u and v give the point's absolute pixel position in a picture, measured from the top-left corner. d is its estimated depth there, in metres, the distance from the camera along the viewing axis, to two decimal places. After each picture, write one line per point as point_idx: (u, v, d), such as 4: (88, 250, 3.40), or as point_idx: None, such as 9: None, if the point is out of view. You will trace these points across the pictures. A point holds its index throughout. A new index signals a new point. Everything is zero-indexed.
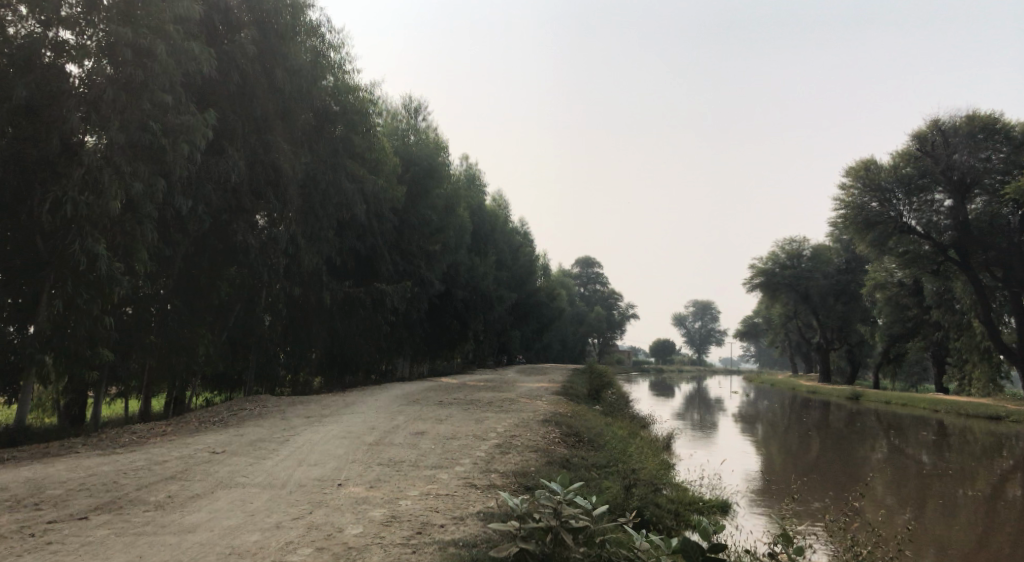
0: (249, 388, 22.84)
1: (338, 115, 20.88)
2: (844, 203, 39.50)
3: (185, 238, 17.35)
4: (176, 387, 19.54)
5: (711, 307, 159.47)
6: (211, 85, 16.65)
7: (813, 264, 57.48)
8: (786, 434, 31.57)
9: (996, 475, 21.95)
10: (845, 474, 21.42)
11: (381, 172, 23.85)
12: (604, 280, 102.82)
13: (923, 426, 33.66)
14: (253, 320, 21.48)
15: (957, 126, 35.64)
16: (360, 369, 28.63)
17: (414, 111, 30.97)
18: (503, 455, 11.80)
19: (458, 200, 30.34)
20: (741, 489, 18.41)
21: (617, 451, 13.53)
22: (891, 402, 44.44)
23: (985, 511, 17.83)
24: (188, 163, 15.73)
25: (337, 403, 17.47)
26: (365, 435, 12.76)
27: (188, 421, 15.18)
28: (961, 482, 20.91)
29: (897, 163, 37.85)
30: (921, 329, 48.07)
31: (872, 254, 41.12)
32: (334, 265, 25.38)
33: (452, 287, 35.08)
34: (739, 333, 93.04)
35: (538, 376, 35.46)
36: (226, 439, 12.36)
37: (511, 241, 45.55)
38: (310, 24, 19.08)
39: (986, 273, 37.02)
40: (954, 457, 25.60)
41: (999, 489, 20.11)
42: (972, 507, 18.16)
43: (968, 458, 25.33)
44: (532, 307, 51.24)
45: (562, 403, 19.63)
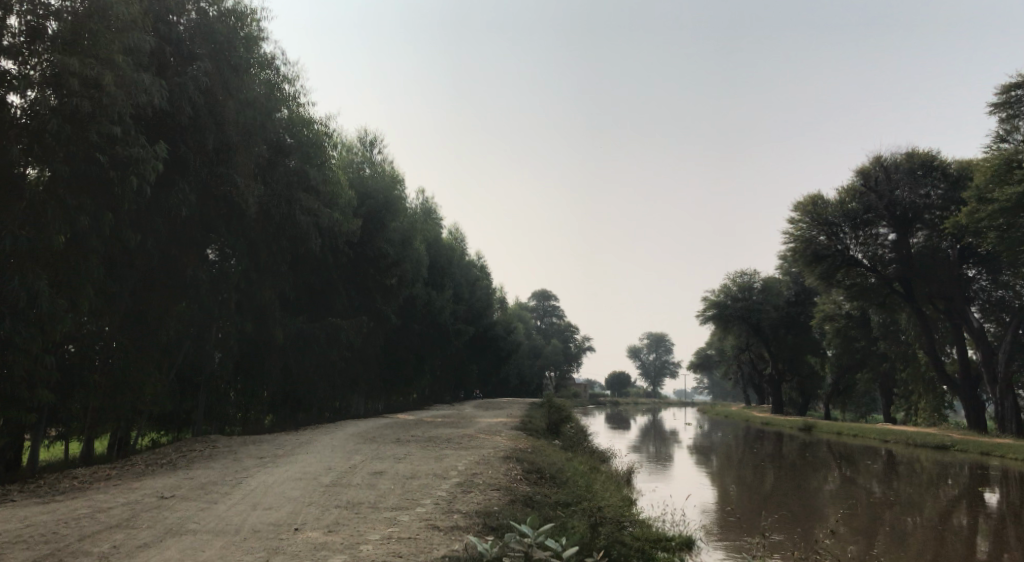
0: (199, 428, 22.08)
1: (292, 147, 20.57)
2: (793, 237, 40.31)
3: (133, 272, 17.06)
4: (121, 428, 18.75)
5: (665, 340, 161.10)
6: (161, 116, 16.20)
7: (764, 296, 57.95)
8: (742, 465, 31.72)
9: (947, 504, 22.30)
10: (801, 506, 21.53)
11: (337, 205, 23.59)
12: (560, 313, 103.14)
13: (874, 456, 34.15)
14: (203, 357, 20.86)
15: (898, 163, 36.79)
16: (314, 406, 28.02)
17: (369, 144, 30.79)
18: (466, 494, 11.53)
19: (414, 234, 30.13)
20: (700, 523, 18.35)
21: (579, 487, 13.36)
22: (843, 432, 45.06)
23: (937, 540, 18.05)
24: (136, 197, 15.52)
25: (291, 443, 16.99)
26: (322, 476, 12.37)
27: (134, 464, 14.58)
28: (913, 511, 21.19)
29: (843, 197, 38.79)
30: (869, 360, 49.05)
31: (821, 286, 41.93)
32: (287, 300, 24.91)
33: (407, 321, 34.73)
34: (693, 365, 93.97)
35: (494, 411, 35.21)
36: (175, 483, 11.85)
37: (467, 275, 45.39)
38: (263, 57, 18.93)
39: (930, 304, 38.02)
40: (904, 486, 25.97)
41: (949, 517, 20.43)
42: (925, 536, 18.38)
43: (918, 487, 25.72)
44: (488, 342, 51.01)
45: (521, 438, 19.43)
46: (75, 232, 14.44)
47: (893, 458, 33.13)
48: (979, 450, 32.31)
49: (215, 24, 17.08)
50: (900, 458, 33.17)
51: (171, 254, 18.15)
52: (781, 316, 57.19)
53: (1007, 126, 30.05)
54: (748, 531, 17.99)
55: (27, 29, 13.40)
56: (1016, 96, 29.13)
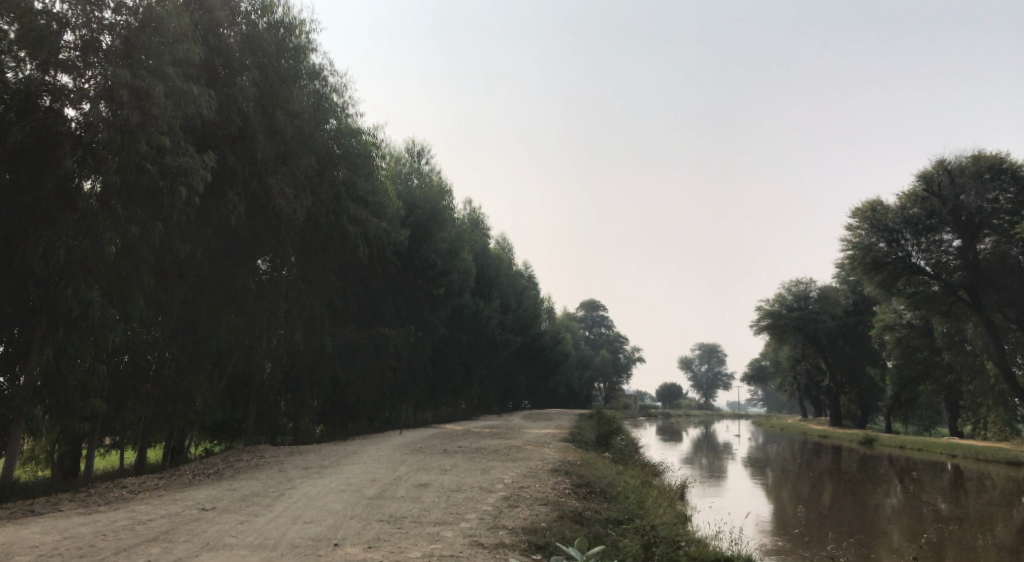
0: (249, 438, 22.18)
1: (340, 158, 20.51)
2: (851, 245, 39.11)
3: (184, 283, 17.01)
4: (174, 437, 18.96)
5: (717, 351, 158.59)
6: (210, 127, 16.28)
7: (821, 306, 56.32)
8: (798, 480, 30.79)
9: (1016, 523, 21.10)
10: (860, 522, 20.60)
11: (386, 215, 23.54)
12: (611, 323, 102.24)
13: (938, 471, 32.79)
14: (253, 368, 20.93)
15: (963, 166, 35.35)
16: (363, 417, 27.99)
17: (417, 154, 30.80)
18: (512, 509, 11.17)
19: (462, 243, 29.96)
20: (756, 542, 17.61)
21: (631, 503, 12.88)
22: (906, 446, 43.39)
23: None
24: (186, 208, 15.60)
25: (338, 453, 16.85)
26: (364, 488, 12.15)
27: (180, 474, 14.60)
28: (981, 530, 20.09)
29: (904, 203, 37.54)
30: (932, 372, 47.41)
31: (881, 295, 40.62)
32: (336, 310, 24.89)
33: (455, 332, 34.55)
34: (747, 377, 92.12)
35: (544, 423, 34.69)
36: (218, 494, 11.76)
37: (516, 285, 45.16)
38: (311, 68, 18.96)
39: (998, 313, 36.44)
40: (971, 503, 24.75)
41: (1020, 537, 19.27)
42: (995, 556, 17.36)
43: (986, 504, 24.48)
44: (537, 351, 50.64)
45: (571, 451, 18.94)
46: (127, 242, 14.42)
47: (960, 474, 31.73)
48: None
49: (264, 36, 17.17)
50: (968, 473, 31.74)
51: (223, 264, 18.28)
52: (839, 327, 55.64)
53: None
54: (806, 550, 17.23)
55: (81, 43, 13.51)
56: None
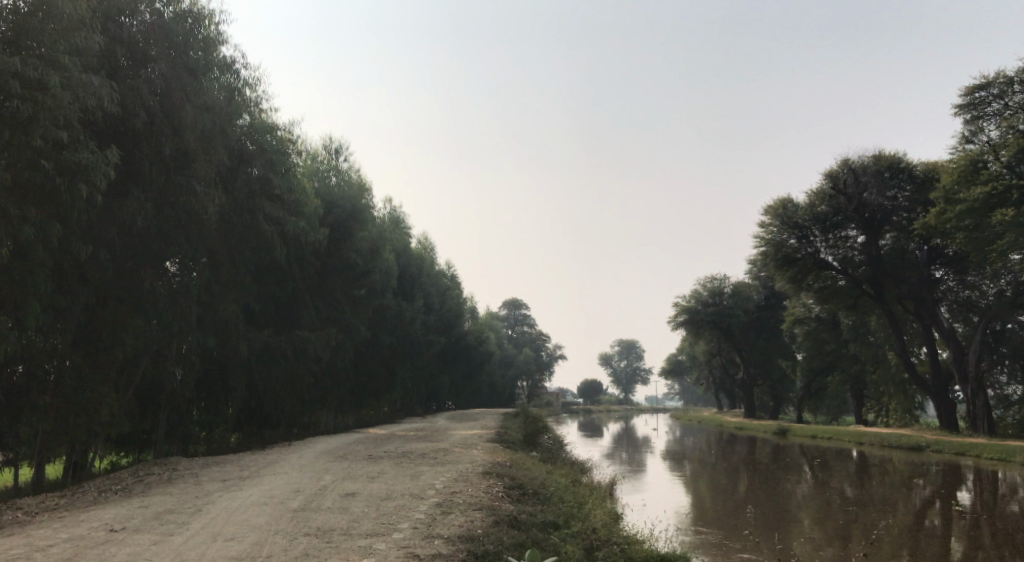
0: (160, 449, 21.09)
1: (255, 154, 19.77)
2: (764, 241, 39.99)
3: (85, 288, 15.91)
4: (76, 451, 17.81)
5: (635, 346, 161.53)
6: (114, 122, 15.46)
7: (735, 301, 57.74)
8: (716, 471, 31.39)
9: (919, 504, 21.97)
10: (776, 510, 21.07)
11: (303, 214, 22.76)
12: (532, 321, 102.66)
13: (845, 458, 34.04)
14: (164, 376, 19.89)
15: (865, 165, 36.57)
16: (282, 424, 27.07)
17: (335, 151, 29.99)
18: (446, 516, 10.82)
19: (383, 242, 29.39)
20: (676, 531, 17.88)
21: (565, 504, 12.70)
22: (816, 435, 44.94)
23: (914, 540, 17.64)
24: (86, 207, 14.62)
25: (257, 463, 16.13)
26: (289, 500, 11.57)
27: (85, 491, 13.66)
28: (887, 512, 20.85)
29: (812, 201, 38.63)
30: (839, 362, 49.39)
31: (792, 289, 41.87)
32: (251, 313, 23.89)
33: (376, 333, 33.81)
34: (664, 371, 94.03)
35: (468, 423, 34.39)
36: (128, 513, 10.97)
37: (437, 285, 44.58)
38: (224, 61, 18.13)
39: (900, 305, 38.08)
40: (877, 487, 25.74)
41: (922, 518, 20.05)
42: (899, 536, 18.07)
43: (890, 487, 25.51)
44: (459, 351, 50.23)
45: (498, 451, 18.73)
46: (20, 245, 13.42)
47: (867, 460, 33.00)
48: (952, 450, 32.16)
49: (172, 26, 16.24)
50: (874, 459, 33.03)
51: (128, 268, 17.12)
52: (753, 321, 57.18)
53: (971, 127, 29.73)
54: (727, 541, 17.33)
55: None
56: (979, 98, 28.98)
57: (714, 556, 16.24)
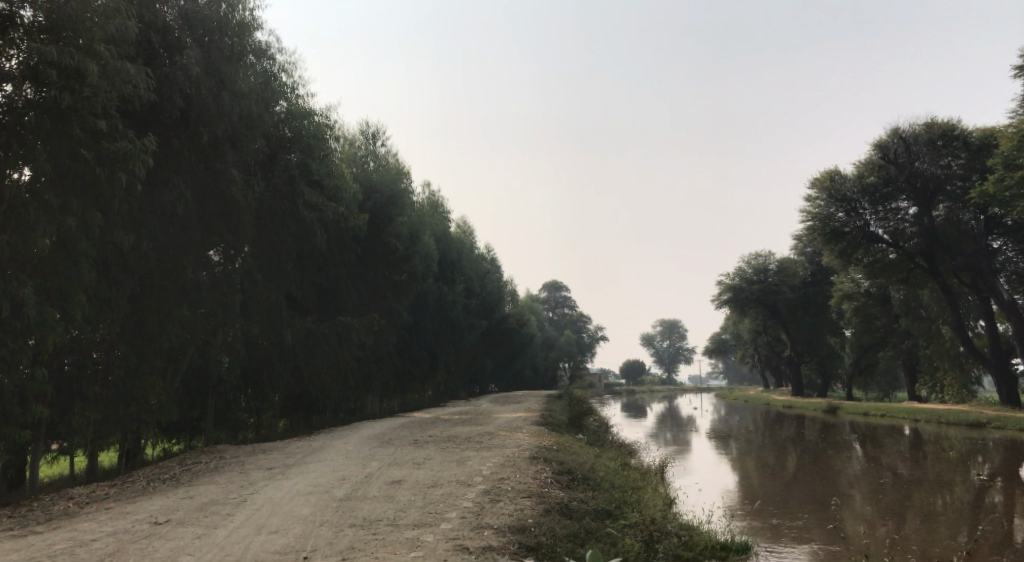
0: (208, 436, 21.22)
1: (292, 141, 19.73)
2: (811, 215, 38.99)
3: (131, 278, 15.93)
4: (128, 439, 17.99)
5: (678, 326, 160.03)
6: (149, 110, 15.48)
7: (780, 278, 56.52)
8: (763, 449, 30.74)
9: (978, 482, 21.16)
10: (826, 488, 20.50)
11: (342, 199, 22.65)
12: (574, 303, 102.21)
13: (898, 435, 33.10)
14: (209, 364, 19.90)
15: (917, 133, 35.31)
16: (327, 409, 27.13)
17: (373, 136, 29.79)
18: (494, 505, 10.55)
19: (422, 227, 29.18)
20: (723, 513, 17.30)
21: (616, 490, 12.33)
22: (869, 412, 43.67)
23: (974, 519, 16.90)
24: (127, 196, 14.57)
25: (303, 450, 16.04)
26: (334, 489, 11.40)
27: (134, 480, 13.70)
28: (944, 490, 20.06)
29: (862, 171, 37.37)
30: (890, 338, 48.07)
31: (840, 264, 40.79)
32: (295, 300, 23.88)
33: (418, 317, 33.73)
34: (709, 350, 92.84)
35: (513, 406, 34.08)
36: (172, 505, 10.90)
37: (477, 268, 44.39)
38: (259, 45, 17.89)
39: (954, 278, 36.83)
40: (931, 464, 24.87)
41: (980, 496, 19.26)
42: (955, 514, 17.33)
43: (946, 465, 24.63)
44: (501, 334, 50.01)
45: (544, 434, 18.38)
46: (62, 235, 13.34)
47: (921, 437, 31.99)
48: (1014, 426, 30.95)
49: (204, 11, 16.00)
50: (928, 436, 31.98)
51: (170, 257, 16.94)
52: (799, 298, 55.98)
53: None
54: (776, 522, 16.77)
55: None
56: None
57: (764, 537, 15.70)
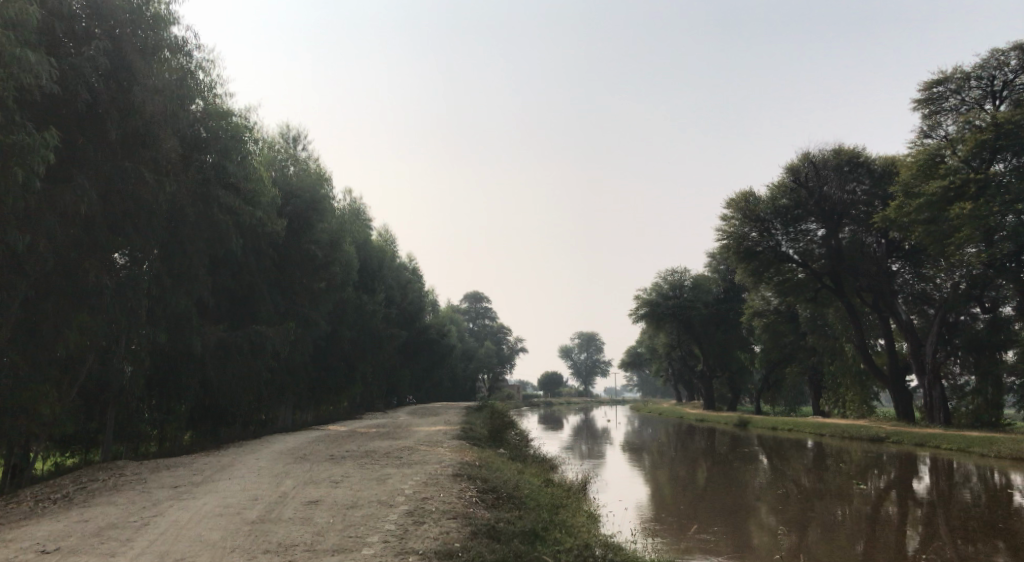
0: (107, 450, 19.96)
1: (208, 141, 18.90)
2: (726, 234, 39.86)
3: (25, 281, 14.74)
4: (17, 453, 16.73)
5: (595, 339, 162.00)
6: (50, 102, 14.46)
7: (694, 294, 57.75)
8: (675, 462, 31.10)
9: (878, 494, 21.90)
10: (737, 500, 20.79)
11: (259, 203, 21.89)
12: (493, 314, 102.14)
13: (804, 449, 34.01)
14: (110, 374, 18.74)
15: (826, 158, 36.59)
16: (237, 421, 25.98)
17: (292, 139, 28.94)
18: (418, 527, 10.14)
19: (342, 234, 28.48)
20: (637, 526, 17.26)
21: (541, 510, 12.10)
22: (777, 426, 44.85)
23: (876, 530, 17.38)
24: (23, 193, 13.54)
25: (212, 466, 15.21)
26: (246, 511, 10.76)
27: (21, 500, 12.67)
28: (847, 502, 20.62)
29: (774, 193, 38.45)
30: (797, 354, 49.66)
31: (751, 282, 41.88)
32: (205, 307, 22.81)
33: (336, 327, 32.88)
34: (624, 363, 94.15)
35: (430, 418, 33.48)
36: (64, 530, 10.04)
37: (398, 277, 43.71)
38: (175, 41, 17.08)
39: (858, 298, 38.23)
40: (832, 477, 25.61)
41: (879, 507, 19.87)
42: (857, 525, 17.81)
43: (847, 477, 25.41)
44: (420, 345, 49.35)
45: (465, 449, 18.02)
46: None
47: (825, 451, 32.99)
48: (912, 440, 32.23)
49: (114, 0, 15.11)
50: (832, 450, 33.01)
51: (70, 260, 15.84)
52: (712, 314, 57.28)
53: (929, 122, 29.80)
54: (692, 534, 16.85)
55: None
56: (938, 92, 28.98)
57: (676, 549, 15.72)
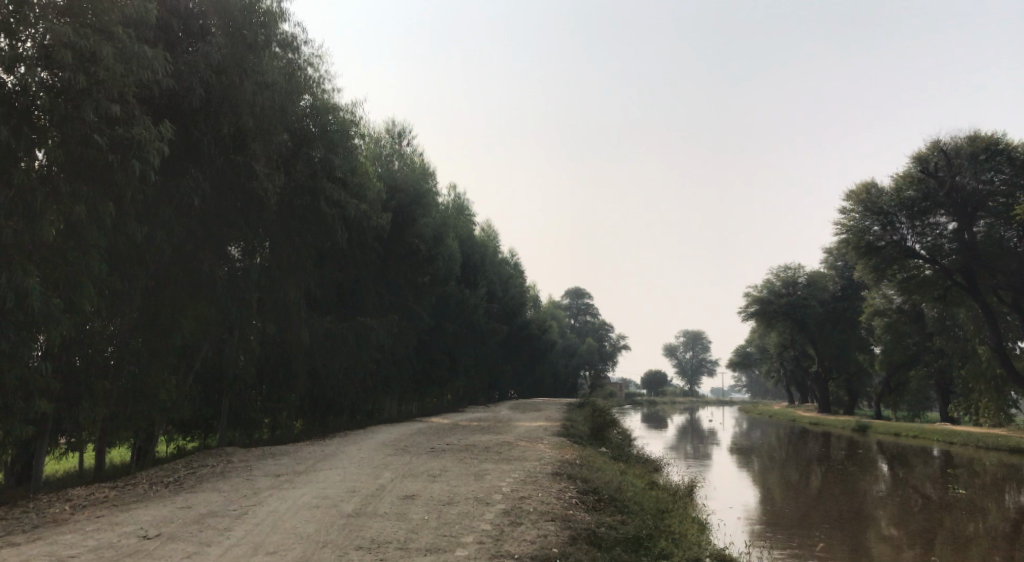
0: (221, 436, 20.58)
1: (317, 136, 18.97)
2: (845, 228, 37.82)
3: (144, 271, 15.28)
4: (140, 436, 17.39)
5: (702, 337, 158.57)
6: (170, 98, 14.89)
7: (809, 291, 55.25)
8: (786, 466, 29.60)
9: (1014, 509, 20.03)
10: (853, 509, 19.45)
11: (365, 196, 22.08)
12: (597, 311, 101.24)
13: (931, 457, 31.76)
14: (225, 362, 19.27)
15: (958, 147, 34.00)
16: (344, 411, 26.45)
17: (398, 135, 29.19)
18: (515, 529, 9.78)
19: (446, 228, 28.51)
20: (746, 534, 16.33)
21: (645, 515, 11.54)
22: (900, 432, 42.14)
23: (1013, 547, 15.84)
24: (141, 185, 13.99)
25: (316, 456, 15.37)
26: (341, 504, 10.69)
27: (135, 482, 13.12)
28: (977, 515, 18.96)
29: (899, 185, 36.08)
30: (922, 356, 46.60)
31: (871, 279, 39.55)
32: (313, 299, 23.22)
33: (439, 321, 33.07)
34: (732, 363, 91.42)
35: (532, 413, 33.20)
36: (167, 516, 10.23)
37: (501, 272, 43.74)
38: (284, 36, 17.26)
39: (994, 296, 35.33)
40: (962, 489, 23.67)
41: (1015, 522, 18.17)
42: (990, 541, 16.32)
43: (978, 490, 23.44)
44: (522, 339, 49.20)
45: (566, 447, 17.56)
46: (70, 223, 12.59)
47: (953, 460, 30.68)
48: None
49: None
50: (962, 460, 30.63)
51: (186, 250, 16.35)
52: (828, 312, 54.68)
53: None
54: (802, 542, 15.83)
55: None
56: None
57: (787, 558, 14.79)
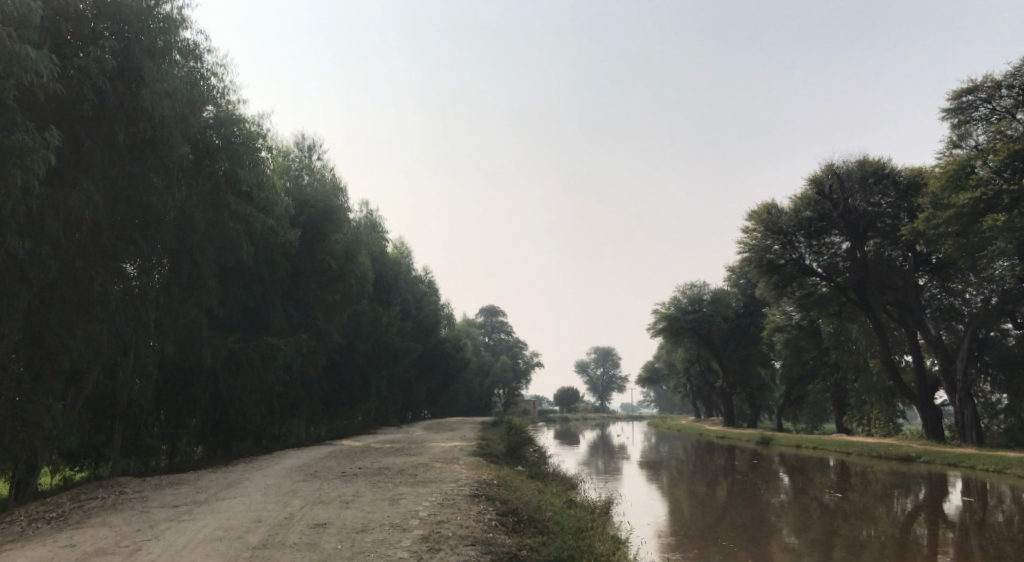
0: (113, 465, 19.30)
1: (221, 149, 18.30)
2: (747, 246, 38.87)
3: (28, 289, 14.18)
4: (20, 468, 16.04)
5: (612, 354, 160.84)
6: (58, 104, 13.99)
7: (714, 308, 56.75)
8: (693, 480, 30.03)
9: (908, 514, 20.84)
10: (757, 519, 19.77)
11: (272, 212, 21.32)
12: (510, 329, 101.31)
13: (829, 468, 32.84)
14: (119, 386, 18.09)
15: (850, 170, 35.52)
16: (248, 435, 25.31)
17: (307, 149, 28.43)
18: (434, 556, 9.39)
19: (357, 245, 27.86)
20: (657, 549, 16.30)
21: (566, 535, 11.33)
22: (801, 444, 43.53)
23: (906, 551, 16.38)
24: (24, 196, 13.02)
25: (219, 484, 14.53)
26: (246, 535, 10.06)
27: (15, 519, 12.04)
28: (875, 522, 19.57)
29: (796, 206, 37.31)
30: (820, 370, 48.44)
31: (772, 296, 40.82)
32: (216, 319, 22.19)
33: (350, 340, 32.23)
34: (641, 379, 92.96)
35: (446, 434, 32.63)
36: (48, 556, 9.36)
37: (413, 290, 43.16)
38: (186, 45, 16.58)
39: (884, 312, 37.06)
40: (858, 497, 24.54)
41: (909, 527, 18.83)
42: (886, 546, 16.82)
43: (874, 497, 24.30)
44: (435, 358, 48.55)
45: (481, 467, 17.21)
46: None
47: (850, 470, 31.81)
48: (943, 460, 30.95)
49: None
50: (858, 469, 31.80)
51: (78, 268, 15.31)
52: (732, 328, 56.25)
53: (959, 131, 28.79)
54: (709, 554, 15.92)
55: None
56: (967, 102, 27.82)
57: None
